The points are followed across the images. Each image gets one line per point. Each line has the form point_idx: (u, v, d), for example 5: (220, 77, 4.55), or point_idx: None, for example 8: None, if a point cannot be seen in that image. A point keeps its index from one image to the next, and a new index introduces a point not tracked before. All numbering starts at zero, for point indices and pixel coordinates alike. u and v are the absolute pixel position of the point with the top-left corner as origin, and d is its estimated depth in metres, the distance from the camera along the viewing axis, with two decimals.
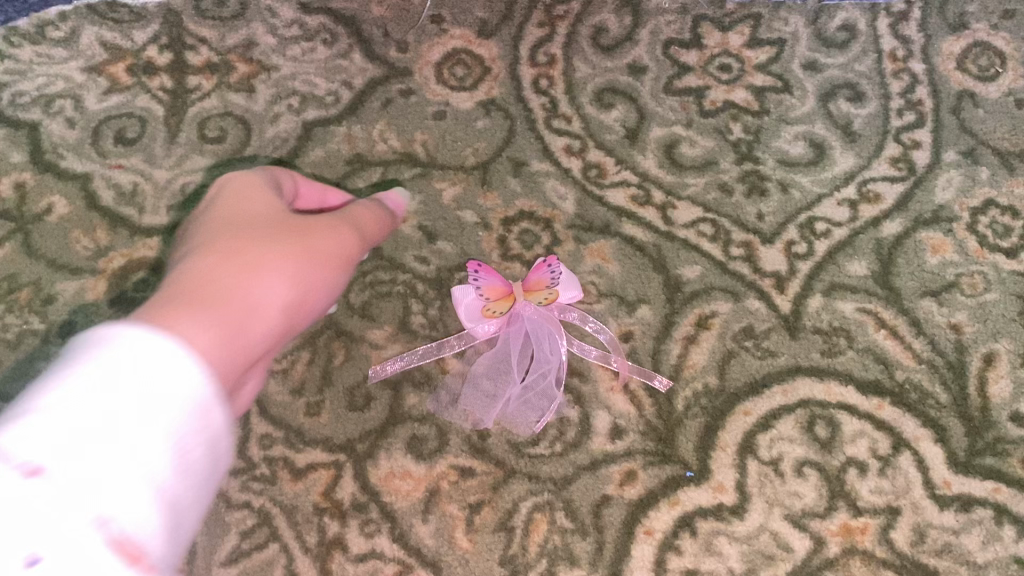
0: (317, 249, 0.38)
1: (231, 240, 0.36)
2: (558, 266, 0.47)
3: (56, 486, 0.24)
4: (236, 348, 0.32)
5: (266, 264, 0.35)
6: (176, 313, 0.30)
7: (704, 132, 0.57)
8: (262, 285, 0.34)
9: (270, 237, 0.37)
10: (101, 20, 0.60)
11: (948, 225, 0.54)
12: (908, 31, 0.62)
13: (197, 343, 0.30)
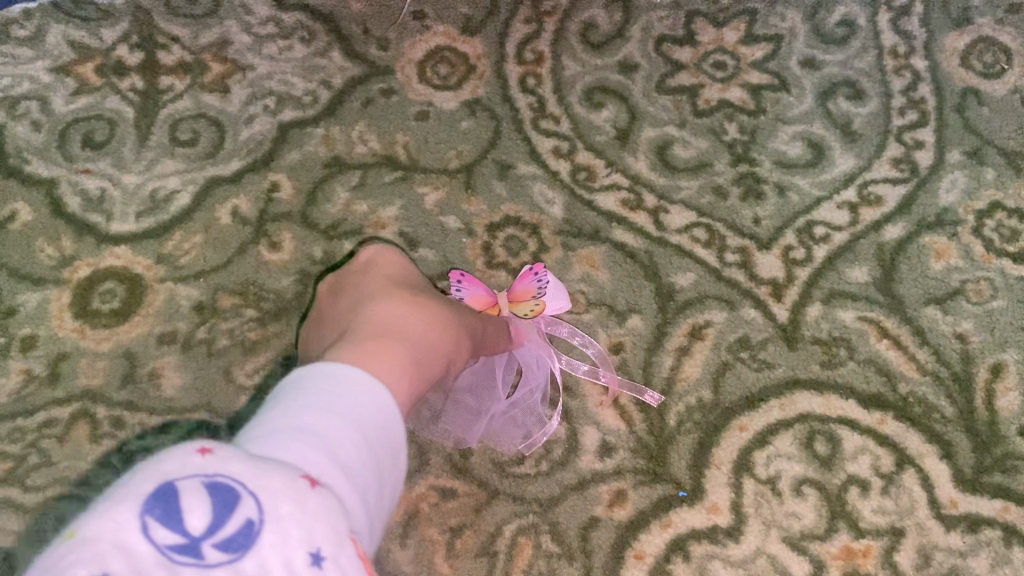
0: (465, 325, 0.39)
1: (390, 305, 0.36)
2: (545, 274, 0.48)
3: (329, 492, 0.22)
4: (415, 405, 0.32)
5: (430, 330, 0.35)
6: (375, 355, 0.31)
7: (698, 133, 0.55)
8: (431, 349, 0.35)
9: (429, 306, 0.38)
10: (69, 18, 0.57)
11: (952, 229, 0.52)
12: (910, 26, 0.60)
13: (395, 386, 0.30)
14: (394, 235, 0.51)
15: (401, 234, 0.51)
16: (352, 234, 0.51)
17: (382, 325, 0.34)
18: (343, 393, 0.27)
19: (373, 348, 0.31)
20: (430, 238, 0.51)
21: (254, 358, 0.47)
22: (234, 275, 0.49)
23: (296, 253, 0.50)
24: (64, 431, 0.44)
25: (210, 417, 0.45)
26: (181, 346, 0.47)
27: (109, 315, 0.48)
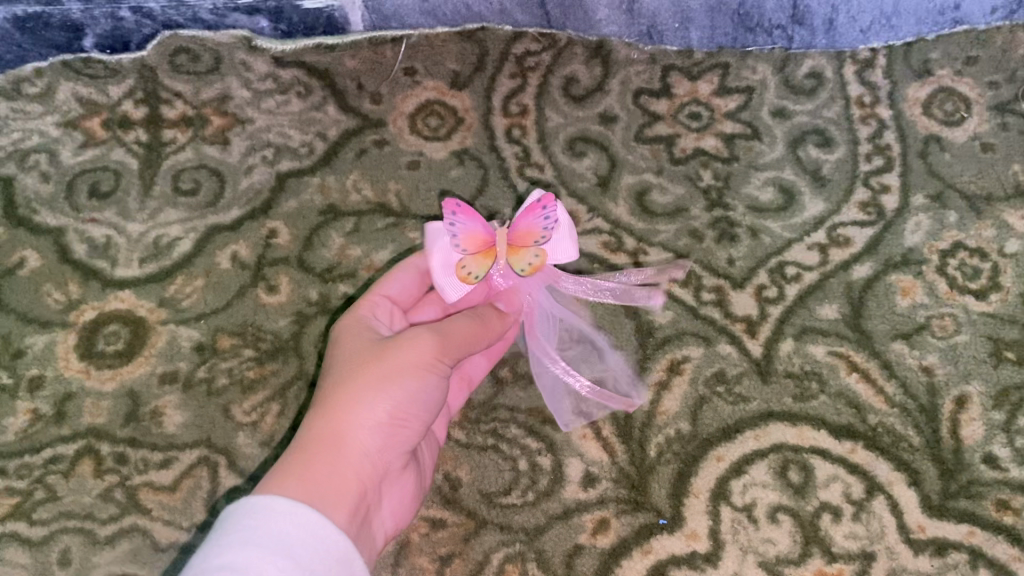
0: (402, 364, 0.39)
1: (330, 384, 0.39)
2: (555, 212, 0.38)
3: None
4: (341, 500, 0.35)
5: (347, 411, 0.38)
6: (274, 483, 0.34)
7: (675, 179, 0.58)
8: (366, 425, 0.38)
9: (357, 369, 0.39)
10: (78, 76, 0.61)
11: (917, 268, 0.55)
12: (874, 78, 0.63)
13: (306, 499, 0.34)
14: None
15: None
16: (346, 277, 0.53)
17: (316, 417, 0.38)
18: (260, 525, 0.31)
19: (293, 466, 0.35)
20: None
21: (252, 395, 0.49)
22: (233, 316, 0.51)
23: (292, 295, 0.52)
24: (69, 466, 0.46)
25: (209, 452, 0.47)
26: (182, 385, 0.49)
27: (113, 356, 0.50)
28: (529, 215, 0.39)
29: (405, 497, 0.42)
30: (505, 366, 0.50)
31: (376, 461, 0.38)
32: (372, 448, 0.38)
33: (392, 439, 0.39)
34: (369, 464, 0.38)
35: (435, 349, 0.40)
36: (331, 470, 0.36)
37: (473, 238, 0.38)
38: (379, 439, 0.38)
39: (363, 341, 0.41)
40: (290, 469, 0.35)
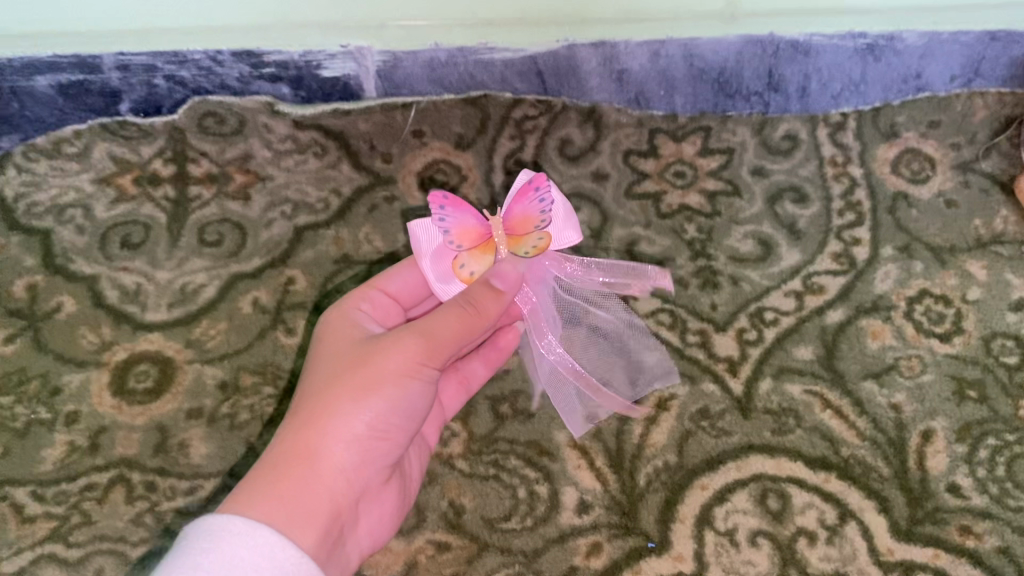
0: (380, 376, 0.41)
1: (313, 392, 0.42)
2: (545, 193, 0.40)
3: None
4: (310, 516, 0.38)
5: (324, 425, 0.40)
6: (248, 497, 0.38)
7: (662, 232, 0.63)
8: (342, 438, 0.40)
9: (339, 379, 0.42)
10: (112, 137, 0.65)
11: (886, 313, 0.59)
12: (846, 139, 0.68)
13: (275, 518, 0.37)
14: None
15: None
16: None
17: (297, 424, 0.41)
18: (217, 547, 0.35)
19: (271, 478, 0.39)
20: None
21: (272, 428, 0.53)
22: (254, 356, 0.56)
23: (308, 337, 0.57)
24: (102, 493, 0.50)
25: (232, 480, 0.51)
26: (207, 420, 0.53)
27: (143, 393, 0.54)
28: (526, 199, 0.41)
29: (386, 513, 0.45)
30: (505, 402, 0.55)
31: (353, 474, 0.41)
32: (349, 461, 0.41)
33: (371, 454, 0.42)
34: (344, 473, 0.40)
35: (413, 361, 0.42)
36: (304, 483, 0.39)
37: (466, 231, 0.41)
38: (357, 453, 0.41)
39: (350, 347, 0.43)
40: (266, 484, 0.38)
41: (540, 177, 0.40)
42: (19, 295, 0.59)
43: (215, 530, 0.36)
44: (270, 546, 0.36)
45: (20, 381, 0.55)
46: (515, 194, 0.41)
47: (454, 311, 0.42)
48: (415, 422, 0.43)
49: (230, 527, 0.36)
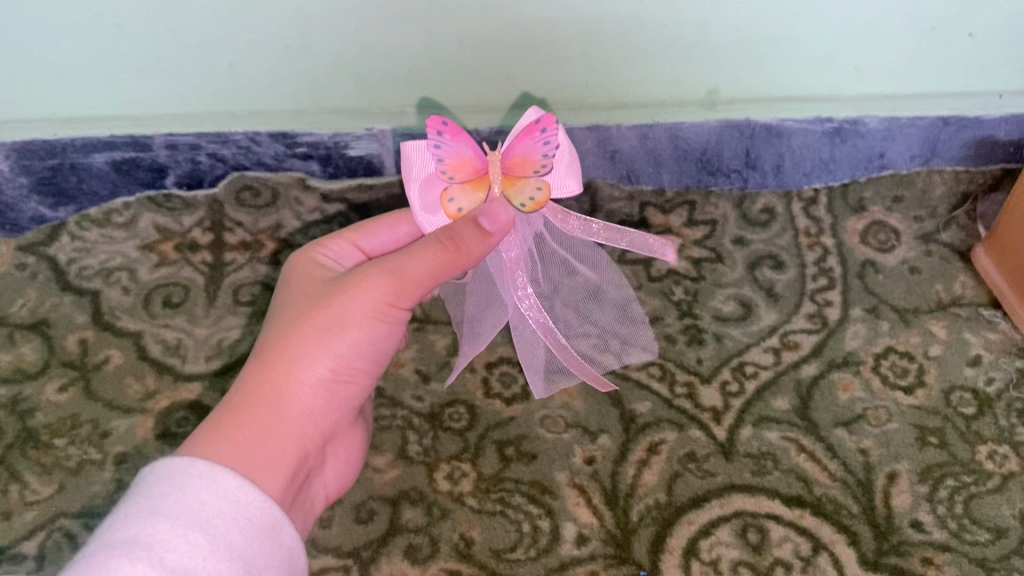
0: (341, 322, 0.49)
1: (283, 334, 0.48)
2: (549, 132, 0.44)
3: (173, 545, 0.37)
4: (277, 448, 0.45)
5: (292, 366, 0.47)
6: (223, 428, 0.44)
7: (651, 293, 0.70)
8: (308, 376, 0.47)
9: (306, 324, 0.48)
10: (157, 209, 0.73)
11: (855, 367, 0.66)
12: (818, 212, 0.76)
13: (245, 446, 0.43)
14: (411, 371, 0.66)
15: (416, 370, 0.66)
16: None
17: (265, 362, 0.47)
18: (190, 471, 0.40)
19: (245, 411, 0.45)
20: (438, 373, 0.65)
21: None
22: None
23: None
24: None
25: None
26: None
27: (184, 437, 0.60)
28: (529, 138, 0.44)
29: (338, 445, 0.53)
30: (511, 445, 0.61)
31: (314, 412, 0.48)
32: (312, 398, 0.48)
33: (332, 390, 0.49)
34: (309, 406, 0.47)
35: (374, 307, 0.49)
36: (276, 416, 0.46)
37: (461, 161, 0.45)
38: (321, 387, 0.48)
39: (316, 294, 0.50)
40: (236, 418, 0.44)
41: (547, 120, 0.44)
42: (71, 349, 0.65)
43: (173, 472, 0.40)
44: (231, 487, 0.40)
45: (73, 425, 0.61)
46: (518, 135, 0.45)
47: (434, 250, 0.47)
48: (370, 362, 0.51)
49: (188, 468, 0.40)
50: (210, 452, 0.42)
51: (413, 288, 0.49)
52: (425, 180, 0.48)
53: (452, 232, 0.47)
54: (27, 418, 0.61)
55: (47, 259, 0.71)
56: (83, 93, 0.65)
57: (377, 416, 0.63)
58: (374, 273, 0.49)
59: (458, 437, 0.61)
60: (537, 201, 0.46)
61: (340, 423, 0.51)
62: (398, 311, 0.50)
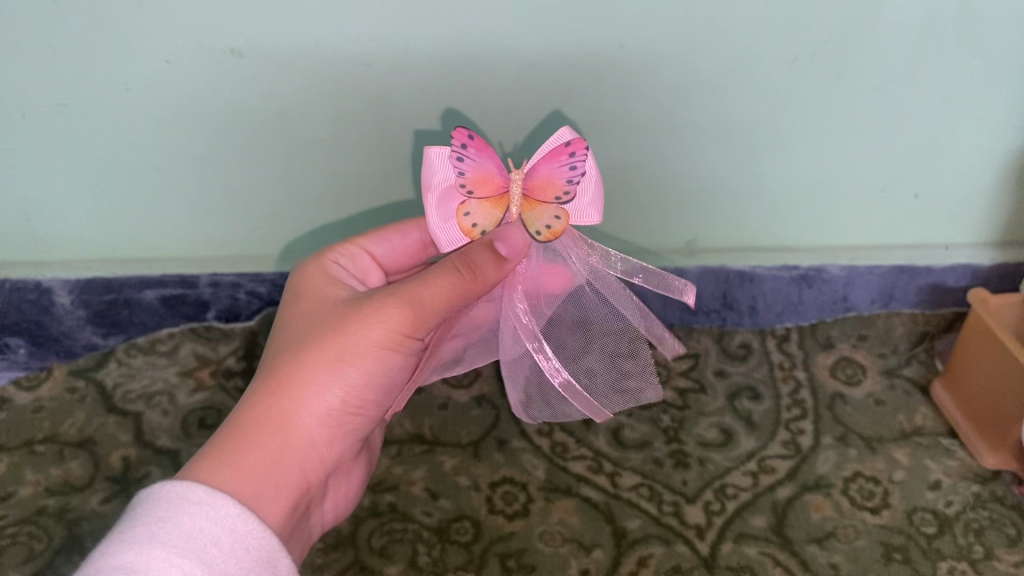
0: (348, 353, 0.54)
1: (293, 360, 0.54)
2: (575, 157, 0.47)
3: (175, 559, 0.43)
4: (278, 476, 0.52)
5: (296, 399, 0.53)
6: (230, 459, 0.50)
7: (641, 420, 0.78)
8: (317, 403, 0.54)
9: (316, 354, 0.54)
10: (198, 338, 0.82)
11: (827, 489, 0.72)
12: (790, 349, 0.85)
13: (249, 478, 0.50)
14: (422, 489, 0.72)
15: (426, 488, 0.72)
16: (391, 488, 0.72)
17: (275, 390, 0.53)
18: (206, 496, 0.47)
19: (254, 438, 0.51)
20: (447, 491, 0.72)
21: (321, 573, 0.66)
22: None
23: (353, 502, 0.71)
24: None
25: None
26: None
27: None
28: (555, 162, 0.48)
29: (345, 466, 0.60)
30: (512, 557, 0.66)
31: (317, 440, 0.54)
32: (314, 427, 0.54)
33: (337, 418, 0.55)
34: (315, 432, 0.54)
35: (381, 337, 0.54)
36: (283, 441, 0.52)
37: (483, 175, 0.49)
38: (327, 415, 0.54)
39: (327, 319, 0.55)
40: (243, 448, 0.51)
41: (576, 146, 0.47)
42: (114, 465, 0.72)
43: (172, 496, 0.46)
44: (231, 518, 0.47)
45: None
46: (546, 157, 0.49)
47: (451, 274, 0.52)
48: (379, 389, 0.56)
49: (187, 495, 0.46)
50: (217, 477, 0.49)
51: (423, 319, 0.54)
52: (444, 188, 0.51)
53: (469, 259, 0.51)
54: (73, 526, 0.67)
55: (95, 383, 0.79)
56: (148, 233, 0.76)
57: (390, 529, 0.69)
58: (386, 304, 0.54)
59: (464, 550, 0.67)
60: (552, 228, 0.50)
61: (346, 446, 0.57)
62: (408, 342, 0.55)
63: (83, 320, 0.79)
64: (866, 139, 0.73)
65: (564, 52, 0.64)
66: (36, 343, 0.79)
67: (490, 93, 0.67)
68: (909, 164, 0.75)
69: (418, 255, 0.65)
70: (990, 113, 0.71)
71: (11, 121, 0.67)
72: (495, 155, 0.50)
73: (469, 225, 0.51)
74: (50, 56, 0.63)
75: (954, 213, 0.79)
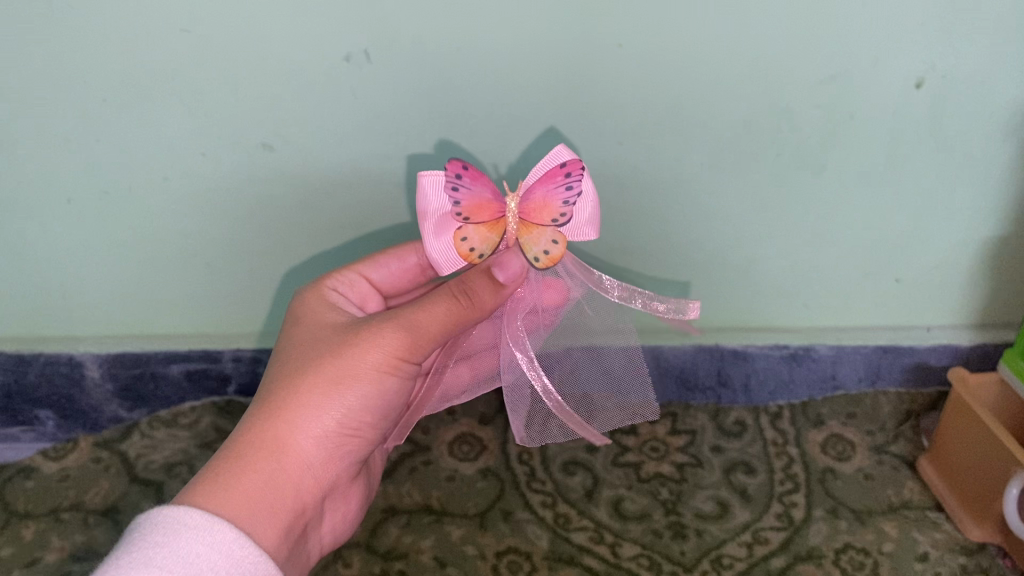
0: (344, 377, 0.56)
1: (292, 383, 0.56)
2: (571, 180, 0.49)
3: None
4: (274, 499, 0.54)
5: (293, 422, 0.55)
6: (227, 483, 0.52)
7: (641, 492, 0.82)
8: (314, 426, 0.56)
9: (312, 379, 0.56)
10: (217, 412, 0.86)
11: (819, 560, 0.75)
12: (783, 425, 0.89)
13: (245, 501, 0.52)
14: (430, 557, 0.75)
15: (434, 556, 0.75)
16: (400, 556, 0.76)
17: (273, 415, 0.55)
18: (203, 522, 0.49)
19: (252, 460, 0.54)
20: (454, 559, 0.75)
21: None
22: None
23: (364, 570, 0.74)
24: None
25: None
26: None
27: None
28: (550, 185, 0.50)
29: (344, 483, 0.62)
30: None
31: (314, 463, 0.56)
32: (311, 450, 0.56)
33: (334, 440, 0.57)
34: (311, 454, 0.56)
35: (378, 362, 0.56)
36: (281, 464, 0.55)
37: (479, 203, 0.51)
38: (324, 438, 0.56)
39: (324, 345, 0.57)
40: (240, 472, 0.53)
41: (572, 167, 0.49)
42: None
43: (171, 521, 0.49)
44: (227, 542, 0.49)
45: None
46: (541, 182, 0.51)
47: (450, 299, 0.55)
48: (376, 412, 0.59)
49: (185, 520, 0.49)
50: (214, 501, 0.51)
51: (420, 345, 0.56)
52: (439, 215, 0.53)
53: (467, 286, 0.54)
54: None
55: (118, 455, 0.83)
56: (173, 303, 0.81)
57: None
58: (384, 329, 0.56)
59: None
60: (549, 251, 0.52)
61: (342, 467, 0.59)
62: (405, 365, 0.57)
63: (110, 391, 0.84)
64: (849, 222, 0.79)
65: (562, 87, 0.66)
66: (67, 414, 0.84)
67: (493, 129, 0.69)
68: (888, 252, 0.81)
69: (414, 281, 0.67)
70: (960, 205, 0.77)
71: (55, 205, 0.73)
72: (489, 181, 0.51)
73: (468, 250, 0.53)
74: (96, 146, 0.69)
75: (934, 296, 0.85)
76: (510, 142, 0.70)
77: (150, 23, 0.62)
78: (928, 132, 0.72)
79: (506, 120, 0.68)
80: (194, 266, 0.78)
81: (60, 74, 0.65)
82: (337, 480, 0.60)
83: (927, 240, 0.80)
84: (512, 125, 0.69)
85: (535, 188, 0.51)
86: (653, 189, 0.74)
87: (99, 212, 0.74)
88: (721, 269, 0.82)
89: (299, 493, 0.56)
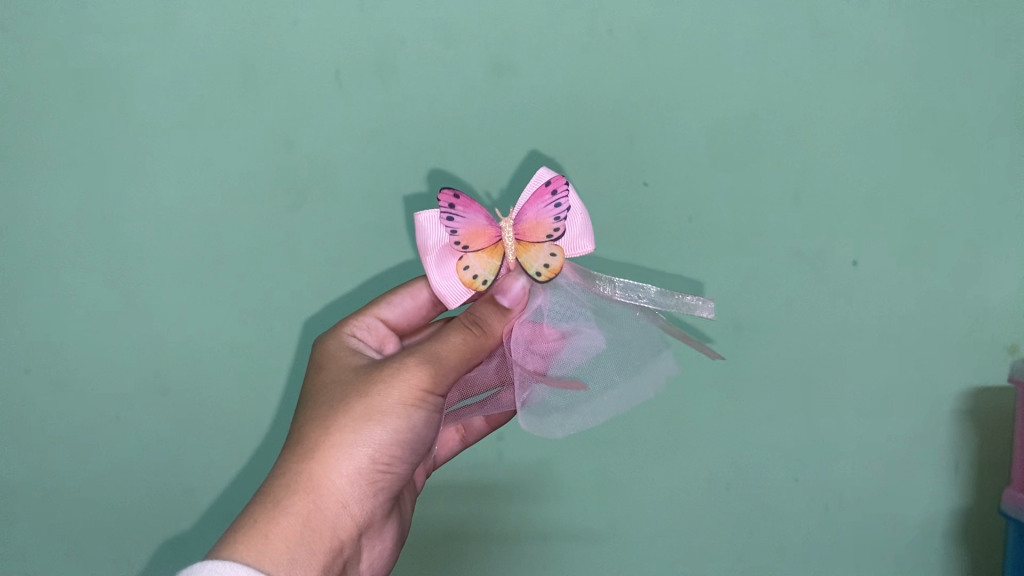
0: (370, 413, 0.67)
1: (322, 422, 0.68)
2: (561, 191, 0.66)
3: None
4: (311, 537, 0.65)
5: (321, 462, 0.66)
6: (264, 534, 0.63)
7: None
8: (346, 462, 0.67)
9: (339, 419, 0.67)
10: None
11: None
12: None
13: (285, 545, 0.63)
14: None
15: None
16: None
17: (304, 459, 0.67)
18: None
19: (287, 505, 0.65)
20: None
21: None
22: None
23: None
24: None
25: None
26: None
27: None
28: (540, 204, 0.67)
29: (377, 523, 0.73)
30: None
31: (346, 495, 0.67)
32: (344, 484, 0.67)
33: (367, 476, 0.68)
34: (342, 492, 0.67)
35: (404, 399, 0.68)
36: (315, 504, 0.66)
37: (475, 231, 0.68)
38: (354, 476, 0.67)
39: (348, 386, 0.70)
40: (277, 518, 0.64)
41: (555, 183, 0.66)
42: None
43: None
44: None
45: None
46: (532, 203, 0.67)
47: (464, 331, 0.70)
48: (406, 448, 0.69)
49: None
50: (249, 558, 0.62)
51: (440, 374, 0.68)
52: (439, 249, 0.70)
53: (478, 316, 0.71)
54: None
55: None
56: (207, 391, 1.01)
57: None
58: (408, 367, 0.68)
59: None
60: (550, 264, 0.68)
61: (376, 504, 0.70)
62: (430, 398, 0.68)
63: (144, 513, 1.05)
64: (773, 528, 1.01)
65: None
66: None
67: None
68: (831, 554, 1.02)
69: (424, 312, 0.83)
70: (860, 492, 1.01)
71: (124, 518, 1.05)
72: (482, 212, 0.68)
73: (471, 277, 0.69)
74: (157, 448, 1.02)
75: None
76: (486, 164, 0.94)
77: (215, 341, 0.99)
78: (817, 432, 0.99)
79: (475, 128, 0.93)
80: (237, 351, 1.00)
81: (137, 442, 1.03)
82: (373, 517, 0.71)
83: (841, 445, 1.00)
84: (484, 155, 0.93)
85: (526, 211, 0.68)
86: (614, 236, 0.95)
87: (154, 513, 1.04)
88: (653, 470, 1.00)
89: (337, 525, 0.67)
